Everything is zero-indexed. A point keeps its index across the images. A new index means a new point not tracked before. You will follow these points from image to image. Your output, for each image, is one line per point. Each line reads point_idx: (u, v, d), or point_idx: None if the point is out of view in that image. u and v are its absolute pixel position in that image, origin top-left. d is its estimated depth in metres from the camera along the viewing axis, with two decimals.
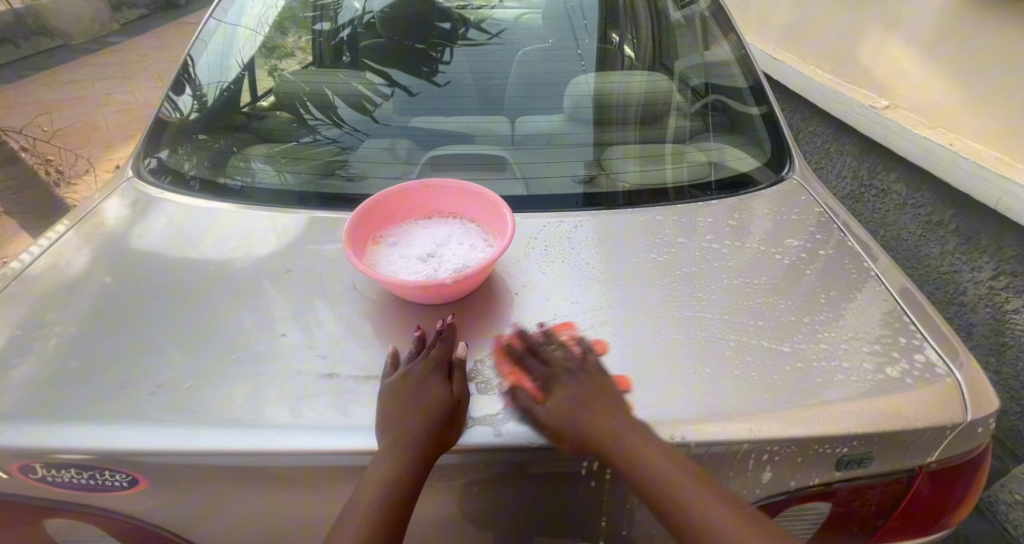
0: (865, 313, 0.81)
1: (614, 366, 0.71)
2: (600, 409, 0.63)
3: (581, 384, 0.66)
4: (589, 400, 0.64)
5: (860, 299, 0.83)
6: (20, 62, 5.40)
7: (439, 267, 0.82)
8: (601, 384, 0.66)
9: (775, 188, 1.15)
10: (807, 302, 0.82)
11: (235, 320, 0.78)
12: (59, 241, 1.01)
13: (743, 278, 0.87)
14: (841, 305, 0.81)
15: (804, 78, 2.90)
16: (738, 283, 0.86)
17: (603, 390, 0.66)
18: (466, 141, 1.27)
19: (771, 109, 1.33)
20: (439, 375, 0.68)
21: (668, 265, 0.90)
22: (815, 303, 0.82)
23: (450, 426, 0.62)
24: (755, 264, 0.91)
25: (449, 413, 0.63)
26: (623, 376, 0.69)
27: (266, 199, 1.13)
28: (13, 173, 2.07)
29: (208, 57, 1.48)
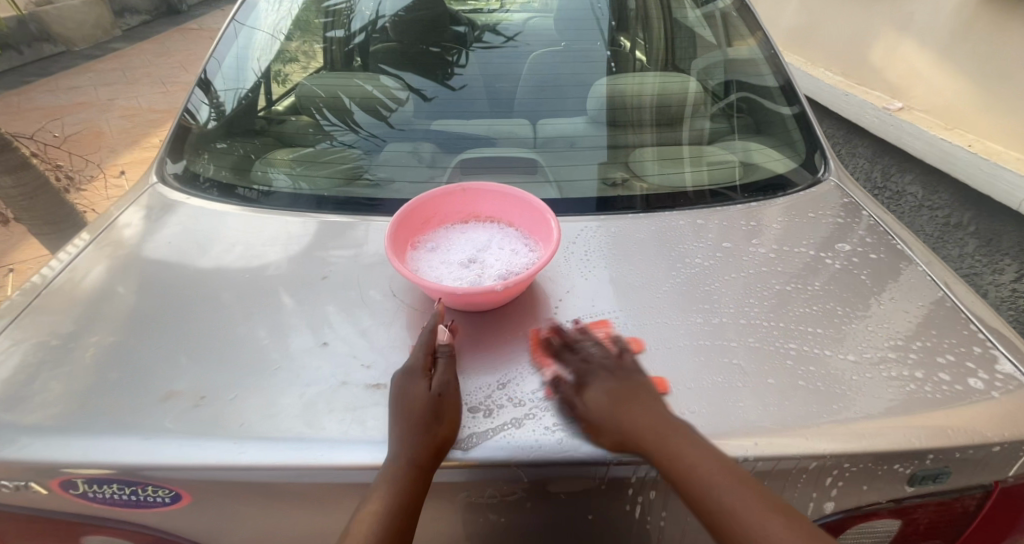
0: (919, 318, 0.79)
1: (651, 366, 0.70)
2: (634, 403, 0.62)
3: (614, 381, 0.66)
4: (627, 395, 0.64)
5: (915, 304, 0.82)
6: (24, 68, 5.41)
7: (483, 273, 0.80)
8: (639, 381, 0.66)
9: (812, 190, 1.13)
10: (857, 310, 0.80)
11: (274, 330, 0.76)
12: (84, 251, 0.99)
13: (791, 282, 0.86)
14: (891, 313, 0.80)
15: (813, 80, 2.89)
16: (787, 287, 0.84)
17: (641, 388, 0.65)
18: (489, 144, 1.24)
19: (799, 111, 1.31)
20: (421, 369, 0.66)
21: (711, 271, 0.88)
22: (868, 306, 0.81)
23: (441, 424, 0.61)
24: (799, 268, 0.89)
25: (434, 410, 0.61)
26: (659, 377, 0.69)
27: (291, 205, 1.11)
28: (26, 179, 2.06)
29: (225, 64, 1.47)
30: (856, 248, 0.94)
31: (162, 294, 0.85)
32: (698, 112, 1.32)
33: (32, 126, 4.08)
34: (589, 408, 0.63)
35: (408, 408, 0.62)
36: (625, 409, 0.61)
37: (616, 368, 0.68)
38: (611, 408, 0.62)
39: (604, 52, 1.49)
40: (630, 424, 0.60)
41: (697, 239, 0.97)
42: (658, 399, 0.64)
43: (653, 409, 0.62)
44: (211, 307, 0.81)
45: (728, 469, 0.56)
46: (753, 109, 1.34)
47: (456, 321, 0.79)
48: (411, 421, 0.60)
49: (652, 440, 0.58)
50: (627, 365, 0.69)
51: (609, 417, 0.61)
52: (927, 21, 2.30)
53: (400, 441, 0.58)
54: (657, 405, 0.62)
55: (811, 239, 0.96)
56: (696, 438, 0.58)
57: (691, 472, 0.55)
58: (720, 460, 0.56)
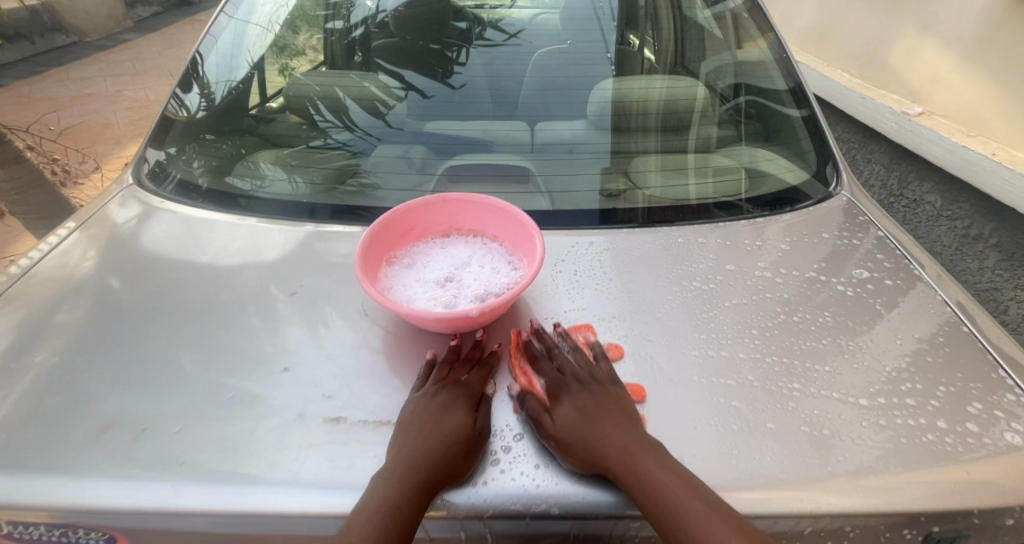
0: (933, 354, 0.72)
1: (625, 374, 0.69)
2: (608, 420, 0.61)
3: (587, 397, 0.64)
4: (600, 410, 0.62)
5: (932, 338, 0.75)
6: (36, 59, 5.41)
7: (459, 294, 0.74)
8: (614, 393, 0.65)
9: (822, 206, 1.06)
10: (869, 345, 0.73)
11: (235, 351, 0.70)
12: (64, 241, 0.96)
13: (798, 311, 0.79)
14: (907, 348, 0.73)
15: (829, 83, 2.79)
16: (794, 316, 0.77)
17: (615, 402, 0.64)
18: (486, 149, 1.18)
19: (814, 119, 1.23)
20: (461, 394, 0.64)
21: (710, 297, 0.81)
22: (879, 341, 0.74)
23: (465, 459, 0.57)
24: (810, 295, 0.82)
25: (466, 444, 0.58)
26: (636, 385, 0.67)
27: (272, 210, 1.05)
28: (18, 172, 2.03)
29: (217, 55, 1.41)
30: (869, 272, 0.87)
31: (125, 304, 0.80)
32: (705, 118, 1.25)
33: (39, 115, 4.07)
34: (557, 426, 0.60)
35: (439, 428, 0.59)
36: (595, 429, 0.60)
37: (589, 379, 0.67)
38: (582, 428, 0.60)
39: (609, 53, 1.41)
40: (600, 442, 0.58)
41: (698, 259, 0.90)
42: (631, 412, 0.63)
43: (621, 425, 0.60)
44: (172, 323, 0.76)
45: (692, 487, 0.54)
46: (763, 115, 1.26)
47: (431, 348, 0.73)
48: (434, 443, 0.58)
49: (621, 461, 0.56)
50: (600, 373, 0.67)
51: (578, 435, 0.59)
52: (953, 22, 2.18)
53: (417, 456, 0.56)
54: (629, 424, 0.61)
55: (820, 260, 0.90)
56: (666, 460, 0.56)
57: (661, 498, 0.53)
58: (691, 485, 0.54)
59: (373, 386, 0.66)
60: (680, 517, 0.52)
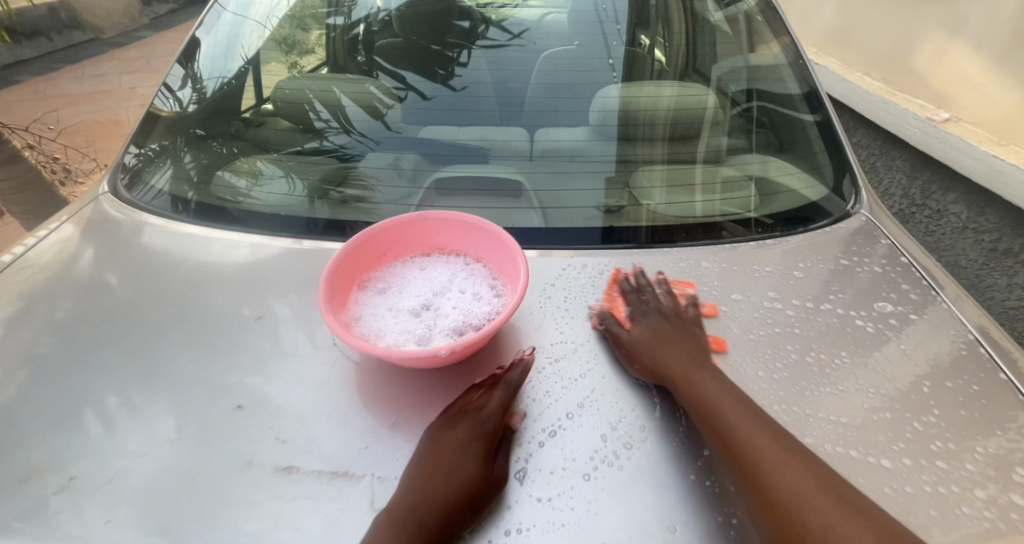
0: (959, 409, 0.65)
1: (712, 328, 0.76)
2: (677, 343, 0.69)
3: (666, 323, 0.73)
4: (672, 337, 0.70)
5: (961, 387, 0.67)
6: (52, 55, 5.46)
7: (434, 326, 0.67)
8: (693, 329, 0.72)
9: (837, 227, 0.97)
10: (889, 397, 0.66)
11: (189, 386, 0.65)
12: (30, 253, 0.93)
13: (811, 349, 0.71)
14: (932, 399, 0.66)
15: (850, 86, 2.67)
16: (806, 356, 0.70)
17: (691, 335, 0.71)
18: (481, 163, 1.08)
19: (832, 130, 1.13)
20: (481, 438, 0.57)
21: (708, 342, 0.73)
22: (900, 391, 0.66)
23: (475, 513, 0.52)
24: (826, 333, 0.74)
25: (478, 493, 0.53)
26: (718, 337, 0.74)
27: (254, 223, 1.00)
28: (14, 172, 2.01)
29: (211, 48, 1.38)
30: (892, 305, 0.80)
31: (84, 328, 0.76)
32: (715, 125, 1.17)
33: (48, 111, 4.08)
34: (627, 336, 0.71)
35: (455, 470, 0.54)
36: (662, 347, 0.69)
37: (674, 316, 0.74)
38: (652, 345, 0.69)
39: (611, 58, 1.32)
40: (663, 356, 0.67)
41: (702, 291, 0.83)
42: (701, 342, 0.71)
43: (691, 351, 0.68)
44: (129, 351, 0.71)
45: (741, 399, 0.62)
46: (777, 125, 1.18)
47: (400, 384, 0.66)
48: (450, 489, 0.52)
49: (680, 372, 0.65)
50: (681, 311, 0.75)
51: (647, 348, 0.68)
52: (983, 25, 2.07)
53: (429, 503, 0.51)
54: (698, 350, 0.69)
55: (837, 291, 0.82)
56: (723, 379, 0.65)
57: (708, 397, 0.62)
58: (738, 396, 0.62)
59: (331, 429, 0.60)
60: (718, 412, 0.60)
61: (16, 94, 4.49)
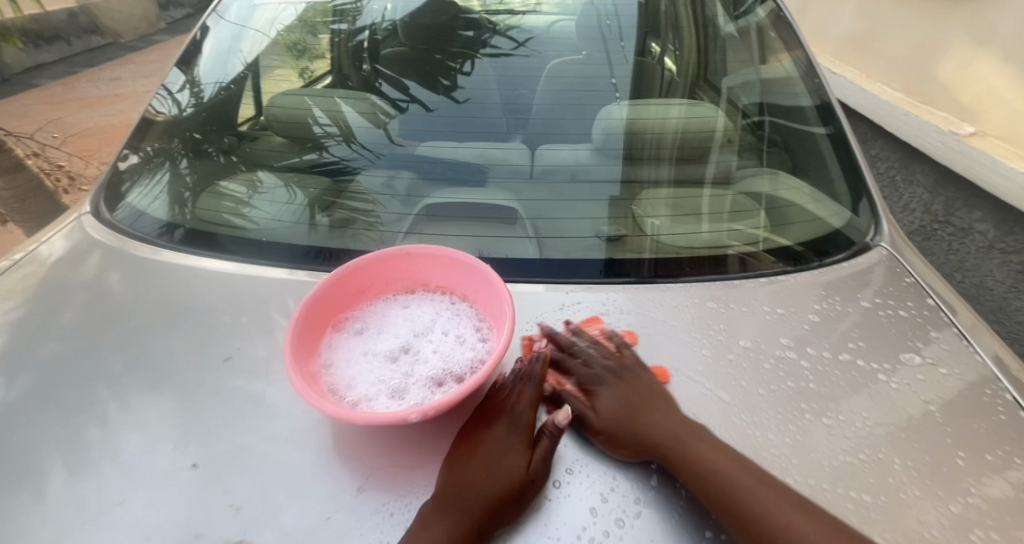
0: (993, 484, 0.59)
1: (648, 358, 0.74)
2: (651, 408, 0.64)
3: (625, 383, 0.68)
4: (639, 397, 0.65)
5: (995, 459, 0.61)
6: (70, 59, 5.54)
7: (411, 376, 0.61)
8: (643, 378, 0.68)
9: (855, 261, 0.91)
10: (918, 466, 0.60)
11: (170, 447, 0.63)
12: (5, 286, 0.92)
13: (827, 409, 0.66)
14: (964, 470, 0.59)
15: (869, 97, 2.58)
16: (822, 418, 0.65)
17: (648, 385, 0.67)
18: (478, 185, 1.02)
19: (849, 151, 1.06)
20: (518, 441, 0.59)
21: (709, 400, 0.68)
22: (928, 461, 0.60)
23: (514, 508, 0.55)
24: (844, 388, 0.68)
25: (518, 489, 0.55)
26: (660, 368, 0.72)
27: (240, 248, 0.96)
28: (22, 182, 2.01)
29: (212, 52, 1.37)
30: (922, 358, 0.74)
31: (64, 379, 0.74)
32: (726, 143, 1.10)
33: (65, 115, 4.13)
34: (601, 414, 0.64)
35: (495, 467, 0.57)
36: (637, 417, 0.63)
37: (620, 368, 0.70)
38: (626, 418, 0.63)
39: (614, 78, 1.25)
40: (646, 431, 0.61)
41: (710, 333, 0.77)
42: (663, 390, 0.67)
43: (662, 411, 0.63)
44: (95, 401, 0.70)
45: (739, 461, 0.58)
46: (791, 147, 1.11)
47: (373, 443, 0.62)
48: (490, 485, 0.55)
49: (673, 450, 0.59)
50: (625, 360, 0.71)
51: (625, 424, 0.62)
52: (1011, 33, 1.95)
53: (471, 498, 0.55)
54: (666, 404, 0.65)
55: (856, 339, 0.76)
56: (713, 440, 0.60)
57: (710, 472, 0.57)
58: (738, 460, 0.58)
59: (291, 500, 0.56)
60: (732, 488, 0.56)
61: (33, 98, 4.55)
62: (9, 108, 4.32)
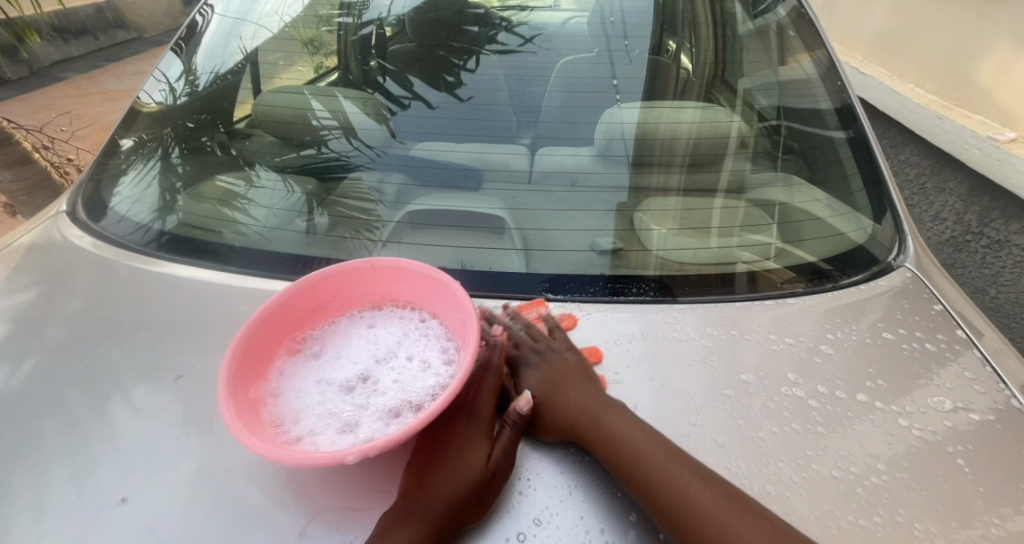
0: None
1: (581, 341, 0.75)
2: (571, 385, 0.66)
3: (553, 363, 0.69)
4: (563, 376, 0.67)
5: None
6: (96, 52, 5.61)
7: (366, 406, 0.59)
8: (572, 359, 0.70)
9: (874, 284, 0.82)
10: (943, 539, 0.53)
11: (115, 477, 0.60)
12: None
13: (836, 460, 0.59)
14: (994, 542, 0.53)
15: (901, 99, 2.43)
16: (832, 471, 0.58)
17: (576, 367, 0.69)
18: (470, 189, 0.96)
19: (872, 160, 0.97)
20: (479, 437, 0.60)
21: (697, 442, 0.61)
22: (949, 527, 0.54)
23: (480, 504, 0.54)
24: (858, 436, 0.62)
25: (483, 484, 0.55)
26: (592, 348, 0.74)
27: (219, 253, 0.92)
28: (30, 174, 2.01)
29: (212, 37, 1.33)
30: (951, 401, 0.66)
31: (16, 398, 0.70)
32: (739, 148, 1.02)
33: (86, 108, 4.19)
34: (525, 395, 0.66)
35: (459, 467, 0.56)
36: (559, 394, 0.65)
37: (548, 350, 0.71)
38: (549, 396, 0.65)
39: (616, 79, 1.16)
40: (561, 408, 0.63)
41: (708, 364, 0.70)
42: (587, 372, 0.68)
43: (585, 390, 0.65)
44: (46, 419, 0.67)
45: (657, 443, 0.59)
46: (809, 155, 1.01)
47: (321, 482, 0.59)
48: (455, 486, 0.54)
49: (583, 422, 0.61)
50: (555, 342, 0.72)
51: (543, 401, 0.64)
52: None
53: (435, 499, 0.53)
54: (587, 385, 0.66)
55: (874, 375, 0.69)
56: (631, 422, 0.61)
57: (623, 450, 0.58)
58: (658, 443, 0.58)
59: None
60: (643, 469, 0.56)
61: (57, 90, 4.61)
62: (33, 100, 4.39)
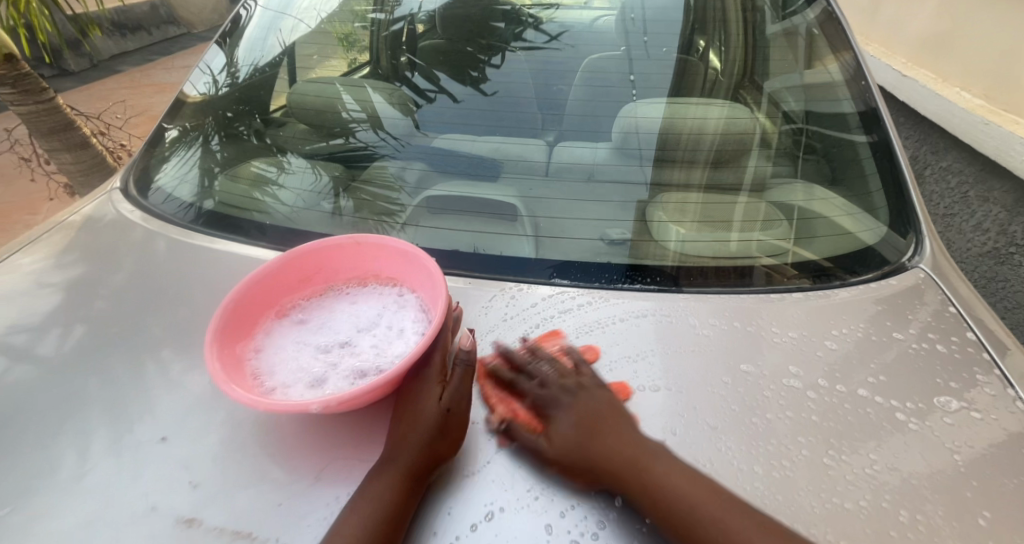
0: None
1: (608, 375, 0.70)
2: (609, 428, 0.59)
3: (587, 401, 0.62)
4: (601, 417, 0.60)
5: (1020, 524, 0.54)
6: (150, 46, 5.89)
7: (325, 364, 0.68)
8: (606, 398, 0.62)
9: (886, 282, 0.82)
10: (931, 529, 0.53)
11: (154, 423, 0.66)
12: (36, 253, 0.98)
13: (828, 448, 0.60)
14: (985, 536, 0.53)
15: (946, 104, 2.33)
16: (824, 458, 0.59)
17: (610, 405, 0.62)
18: (489, 179, 1.00)
19: (893, 162, 0.95)
20: (433, 377, 0.64)
21: (689, 423, 0.63)
22: (939, 518, 0.54)
23: (445, 441, 0.59)
24: (855, 428, 0.62)
25: (442, 424, 0.60)
26: (621, 385, 0.68)
27: (249, 231, 0.98)
28: (87, 157, 2.15)
29: (254, 32, 1.40)
30: (956, 401, 0.66)
31: (70, 351, 0.78)
32: (761, 147, 1.02)
33: (138, 99, 4.41)
34: (558, 442, 0.59)
35: (415, 414, 0.61)
36: (596, 441, 0.58)
37: (578, 385, 0.63)
38: (583, 442, 0.58)
39: (633, 74, 1.18)
40: (605, 459, 0.56)
41: (710, 353, 0.72)
42: (624, 411, 0.62)
43: (621, 432, 0.59)
44: (93, 371, 0.74)
45: (712, 489, 0.54)
46: (831, 155, 1.01)
47: (336, 435, 0.64)
48: (417, 432, 0.59)
49: (630, 476, 0.55)
50: (584, 378, 0.64)
51: (581, 451, 0.57)
52: None
53: (405, 446, 0.58)
54: (632, 428, 0.59)
55: (878, 372, 0.69)
56: (686, 472, 0.56)
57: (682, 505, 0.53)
58: (706, 484, 0.55)
59: (245, 486, 0.58)
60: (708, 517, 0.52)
61: (114, 81, 4.89)
62: (92, 91, 4.66)
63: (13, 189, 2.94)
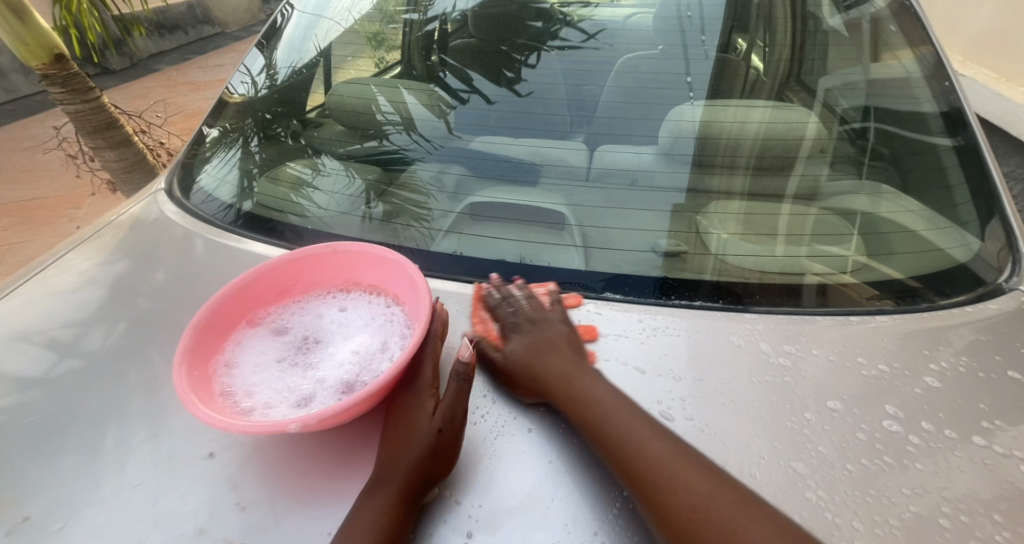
0: None
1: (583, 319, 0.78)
2: (551, 352, 0.68)
3: (537, 332, 0.72)
4: (547, 345, 0.70)
5: None
6: (185, 46, 6.03)
7: (295, 382, 0.66)
8: (558, 331, 0.72)
9: (981, 307, 0.76)
10: None
11: (205, 437, 0.65)
12: (87, 255, 0.98)
13: (942, 502, 0.55)
14: None
15: (1011, 106, 2.20)
16: (937, 516, 0.54)
17: (560, 338, 0.71)
18: (528, 184, 0.96)
19: (983, 170, 0.89)
20: (427, 390, 0.64)
21: (773, 465, 0.59)
22: None
23: (437, 460, 0.57)
24: (968, 478, 0.57)
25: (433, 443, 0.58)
26: (589, 327, 0.77)
27: (290, 235, 0.97)
28: (128, 155, 2.19)
29: (290, 35, 1.40)
30: None
31: (116, 355, 0.77)
32: (816, 152, 0.96)
33: (175, 98, 4.52)
34: (506, 359, 0.70)
35: (407, 433, 0.59)
36: (538, 359, 0.68)
37: (537, 319, 0.73)
38: (527, 358, 0.68)
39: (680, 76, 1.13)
40: (539, 373, 0.66)
41: (788, 383, 0.67)
42: (575, 344, 0.71)
43: (563, 357, 0.68)
44: (143, 380, 0.73)
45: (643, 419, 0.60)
46: (904, 161, 0.94)
47: (353, 451, 0.62)
48: (410, 452, 0.57)
49: (559, 389, 0.65)
50: (550, 313, 0.74)
51: (526, 363, 0.68)
52: None
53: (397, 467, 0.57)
54: (574, 354, 0.68)
55: (988, 414, 0.63)
56: (613, 395, 0.63)
57: (594, 416, 0.61)
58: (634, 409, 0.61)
59: (297, 511, 0.57)
60: (624, 439, 0.58)
61: (154, 80, 5.02)
62: (132, 89, 4.79)
63: (59, 184, 3.04)
